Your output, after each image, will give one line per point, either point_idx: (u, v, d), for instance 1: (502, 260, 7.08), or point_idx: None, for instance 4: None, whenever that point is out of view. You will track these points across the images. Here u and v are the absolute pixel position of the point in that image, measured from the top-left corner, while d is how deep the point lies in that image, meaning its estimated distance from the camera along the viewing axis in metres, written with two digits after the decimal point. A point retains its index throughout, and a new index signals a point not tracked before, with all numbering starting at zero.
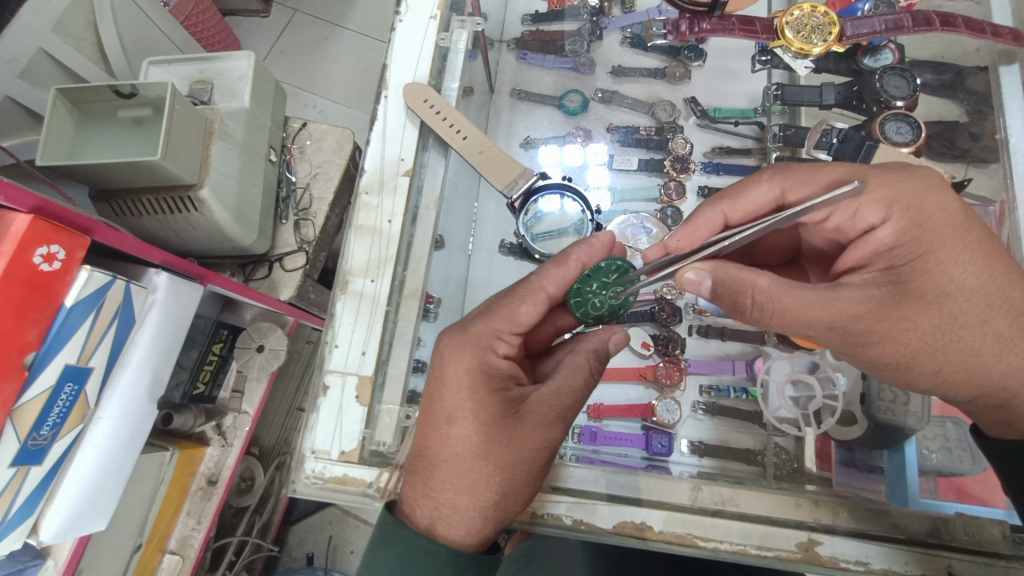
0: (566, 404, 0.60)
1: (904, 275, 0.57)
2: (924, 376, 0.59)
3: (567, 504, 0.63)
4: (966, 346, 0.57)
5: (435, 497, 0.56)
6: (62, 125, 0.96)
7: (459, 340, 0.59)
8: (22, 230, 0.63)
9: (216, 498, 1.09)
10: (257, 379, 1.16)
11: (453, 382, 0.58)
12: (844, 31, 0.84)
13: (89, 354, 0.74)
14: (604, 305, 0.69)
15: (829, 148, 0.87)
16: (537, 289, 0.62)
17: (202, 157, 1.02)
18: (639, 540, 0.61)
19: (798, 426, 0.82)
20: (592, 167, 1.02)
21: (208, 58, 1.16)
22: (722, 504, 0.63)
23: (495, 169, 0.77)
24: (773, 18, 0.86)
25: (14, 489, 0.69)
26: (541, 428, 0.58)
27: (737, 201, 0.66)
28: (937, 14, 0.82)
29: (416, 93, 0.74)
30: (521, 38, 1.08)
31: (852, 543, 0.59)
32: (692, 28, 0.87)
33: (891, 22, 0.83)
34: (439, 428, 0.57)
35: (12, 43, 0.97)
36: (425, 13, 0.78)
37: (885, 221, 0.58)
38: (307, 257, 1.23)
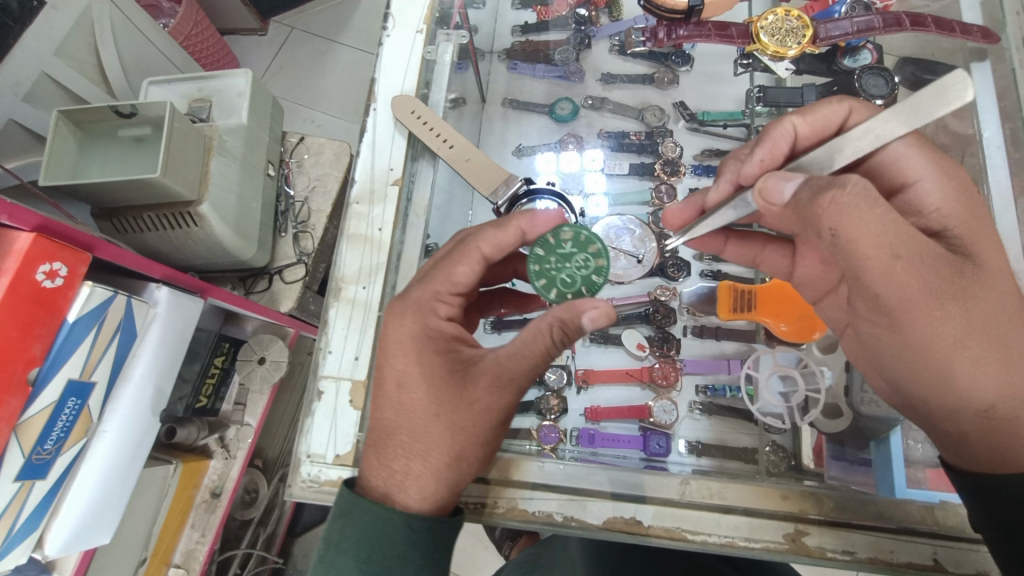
0: (517, 370, 0.58)
1: (962, 244, 0.58)
2: (957, 358, 0.55)
3: (558, 501, 0.64)
4: (998, 335, 0.56)
5: (395, 462, 0.59)
6: (64, 145, 0.99)
7: (403, 310, 0.62)
8: (24, 248, 0.65)
9: (220, 510, 1.10)
10: (258, 392, 1.17)
11: (401, 348, 0.61)
12: (817, 34, 0.85)
13: (91, 369, 0.75)
14: (574, 278, 0.67)
15: None
16: (473, 250, 0.64)
17: (201, 174, 1.04)
18: (628, 534, 0.62)
19: (784, 420, 0.84)
20: (588, 173, 1.03)
21: (206, 76, 1.18)
22: (709, 498, 0.64)
23: (482, 175, 0.77)
24: (748, 24, 0.88)
25: (18, 503, 0.70)
26: (490, 390, 0.58)
27: (810, 115, 0.67)
28: (908, 14, 0.83)
29: (404, 105, 0.76)
30: (511, 49, 1.10)
31: (841, 533, 0.61)
32: (670, 35, 0.88)
33: (862, 24, 0.84)
34: (393, 398, 0.60)
35: (15, 67, 1.00)
36: (413, 27, 0.80)
37: (928, 178, 0.61)
38: (307, 269, 1.26)
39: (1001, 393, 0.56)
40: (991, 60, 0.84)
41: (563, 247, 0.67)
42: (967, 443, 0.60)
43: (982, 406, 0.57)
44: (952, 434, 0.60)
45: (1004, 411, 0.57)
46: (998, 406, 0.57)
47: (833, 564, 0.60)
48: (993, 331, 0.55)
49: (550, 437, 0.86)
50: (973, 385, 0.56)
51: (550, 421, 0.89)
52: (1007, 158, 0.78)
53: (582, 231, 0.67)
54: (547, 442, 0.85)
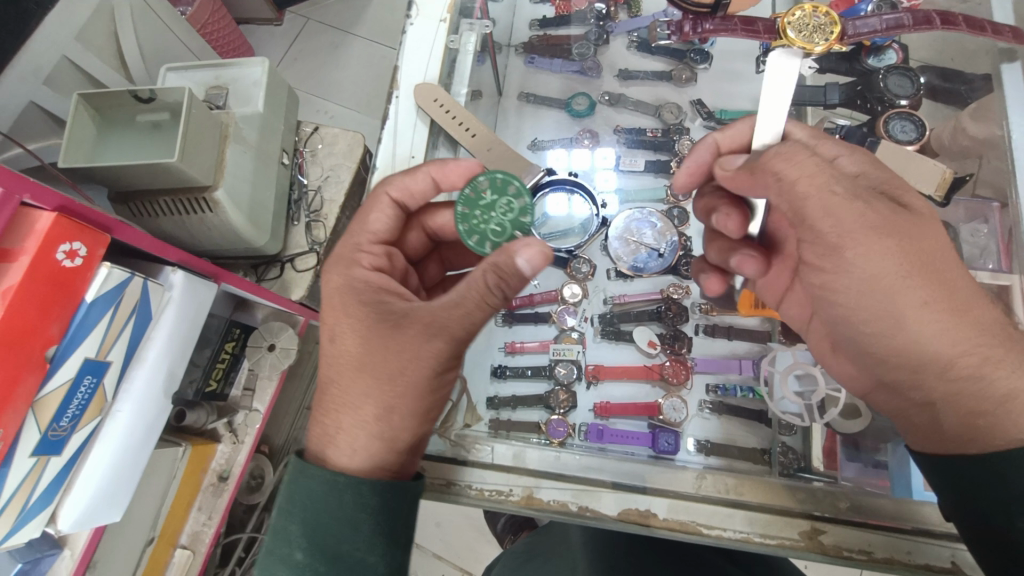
0: (448, 319, 0.58)
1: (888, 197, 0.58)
2: (911, 306, 0.55)
3: (573, 491, 0.64)
4: (944, 279, 0.56)
5: (337, 416, 0.61)
6: (83, 129, 1.00)
7: (333, 269, 0.66)
8: (46, 227, 0.65)
9: (227, 494, 1.11)
10: (268, 378, 1.18)
11: (331, 301, 0.65)
12: (847, 21, 0.78)
13: (107, 349, 0.76)
14: (503, 226, 0.67)
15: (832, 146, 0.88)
16: (382, 198, 0.71)
17: (217, 159, 1.04)
18: (642, 526, 0.62)
19: (800, 418, 0.82)
20: (600, 171, 1.02)
21: (223, 64, 1.19)
22: (725, 493, 0.64)
23: (501, 164, 0.76)
24: (775, 18, 0.84)
25: (34, 478, 0.70)
26: (416, 335, 0.58)
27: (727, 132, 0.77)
28: (937, 13, 0.81)
29: (426, 93, 0.76)
30: (529, 43, 1.09)
31: (854, 531, 0.61)
32: (695, 29, 0.87)
33: (891, 20, 0.79)
34: (327, 354, 0.63)
35: (38, 50, 1.01)
36: (435, 16, 0.80)
37: (841, 154, 0.60)
38: (318, 258, 1.26)
39: (956, 347, 0.55)
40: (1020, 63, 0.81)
41: (484, 196, 0.67)
42: (937, 419, 0.59)
43: (938, 362, 0.56)
44: (925, 407, 0.59)
45: (962, 368, 0.55)
46: (953, 360, 0.55)
47: (849, 563, 0.60)
48: (987, 323, 0.55)
49: (558, 431, 0.86)
50: (935, 344, 0.56)
51: (560, 415, 0.89)
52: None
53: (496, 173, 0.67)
54: (555, 437, 0.86)
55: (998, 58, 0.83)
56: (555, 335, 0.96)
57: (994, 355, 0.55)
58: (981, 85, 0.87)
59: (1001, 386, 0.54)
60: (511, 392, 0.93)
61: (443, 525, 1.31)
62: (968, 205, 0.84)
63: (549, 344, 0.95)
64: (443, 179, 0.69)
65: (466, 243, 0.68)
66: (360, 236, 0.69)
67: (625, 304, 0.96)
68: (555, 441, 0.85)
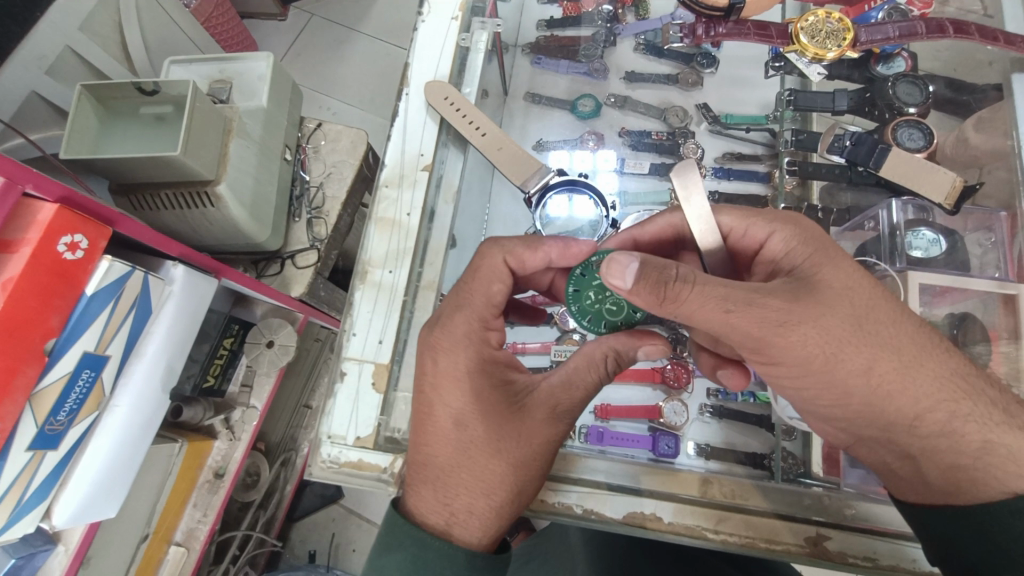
0: (568, 401, 0.62)
1: (806, 272, 0.59)
2: (855, 372, 0.56)
3: (579, 493, 0.64)
4: (883, 336, 0.56)
5: (453, 501, 0.57)
6: (86, 120, 0.99)
7: (448, 341, 0.61)
8: (48, 218, 0.65)
9: (223, 491, 1.10)
10: (266, 375, 1.17)
11: (448, 375, 0.60)
12: (857, 38, 0.85)
13: (106, 343, 0.76)
14: (619, 306, 0.70)
15: (842, 151, 0.88)
16: (501, 264, 0.65)
17: (220, 154, 1.04)
18: (644, 530, 0.62)
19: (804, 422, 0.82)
20: (602, 173, 1.00)
21: (228, 57, 1.18)
22: (731, 498, 0.64)
23: (513, 166, 0.77)
24: (787, 24, 0.88)
25: (30, 472, 0.70)
26: (545, 421, 0.60)
27: (643, 226, 0.75)
28: (952, 21, 0.82)
29: (437, 90, 0.76)
30: (537, 43, 1.09)
31: (855, 538, 0.61)
32: (708, 32, 0.88)
33: (905, 29, 0.83)
34: (447, 435, 0.58)
35: (42, 40, 1.00)
36: (447, 14, 0.80)
37: (773, 232, 0.65)
38: (319, 255, 1.26)
39: (921, 402, 0.56)
40: None
41: (598, 278, 0.70)
42: (920, 473, 0.58)
43: (905, 420, 0.57)
44: (902, 466, 0.59)
45: (930, 426, 0.56)
46: (923, 416, 0.56)
47: (853, 570, 0.60)
48: (953, 367, 0.57)
49: None
50: (899, 408, 0.56)
51: None
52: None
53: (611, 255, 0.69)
54: None
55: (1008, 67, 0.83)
56: (556, 337, 0.96)
57: (960, 406, 0.56)
58: (989, 94, 0.88)
59: (975, 439, 0.55)
60: None
61: None
62: (976, 214, 0.84)
63: (551, 346, 0.94)
64: (558, 258, 0.68)
65: (580, 323, 0.71)
66: (474, 307, 0.63)
67: None
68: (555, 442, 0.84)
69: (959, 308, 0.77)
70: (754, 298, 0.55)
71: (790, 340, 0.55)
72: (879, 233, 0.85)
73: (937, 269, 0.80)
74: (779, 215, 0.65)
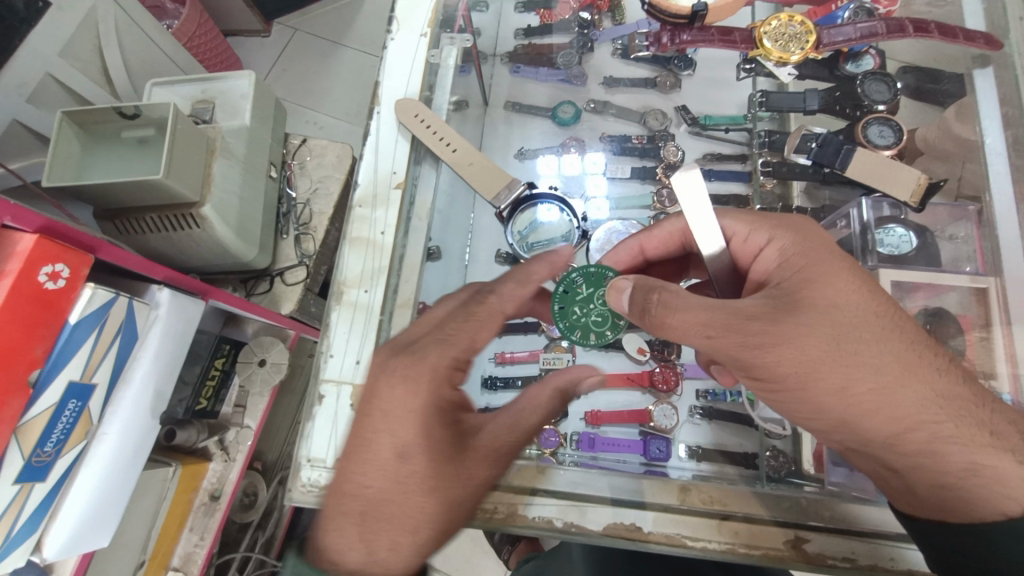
0: (511, 441, 0.65)
1: (794, 287, 0.61)
2: (830, 392, 0.57)
3: (559, 506, 0.63)
4: (864, 359, 0.56)
5: (378, 534, 0.57)
6: (68, 146, 0.99)
7: (411, 372, 0.58)
8: (27, 249, 0.65)
9: (220, 513, 1.09)
10: (259, 394, 1.16)
11: (397, 410, 0.57)
12: (821, 39, 0.86)
13: (92, 371, 0.75)
14: (602, 316, 0.78)
15: (808, 153, 0.89)
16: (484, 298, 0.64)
17: (204, 175, 1.04)
18: (631, 541, 0.62)
19: (782, 428, 0.84)
20: (591, 176, 1.03)
21: (210, 78, 1.19)
22: (709, 504, 0.65)
23: (485, 181, 0.78)
24: (751, 29, 0.88)
25: (18, 505, 0.69)
26: (485, 463, 0.61)
27: (651, 232, 0.80)
28: (911, 20, 0.84)
29: (408, 108, 0.76)
30: (514, 52, 1.10)
31: (836, 540, 0.61)
32: (673, 39, 0.88)
33: (866, 30, 0.84)
34: (387, 467, 0.57)
35: (20, 68, 1.00)
36: (416, 30, 0.80)
37: (770, 241, 0.67)
38: (308, 271, 1.26)
39: (899, 423, 0.55)
40: (994, 67, 0.83)
41: (580, 294, 0.78)
42: (910, 485, 0.59)
43: (883, 439, 0.57)
44: (889, 478, 0.61)
45: (911, 445, 0.56)
46: (902, 436, 0.56)
47: (834, 572, 0.60)
48: (941, 389, 0.56)
49: (551, 441, 0.86)
50: (875, 427, 0.56)
51: (551, 425, 0.89)
52: (1008, 164, 0.77)
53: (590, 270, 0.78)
54: (548, 446, 0.85)
55: (972, 62, 0.85)
56: (545, 344, 0.96)
57: (944, 429, 0.55)
58: (956, 88, 0.88)
59: (959, 458, 0.54)
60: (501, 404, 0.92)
61: None
62: (945, 209, 0.84)
63: (539, 353, 0.95)
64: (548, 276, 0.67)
65: (570, 337, 0.78)
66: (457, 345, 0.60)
67: None
68: (547, 452, 0.84)
69: (935, 303, 0.78)
70: (734, 323, 0.58)
71: (765, 360, 0.57)
72: (852, 231, 0.86)
73: (912, 265, 0.80)
74: (782, 222, 0.67)
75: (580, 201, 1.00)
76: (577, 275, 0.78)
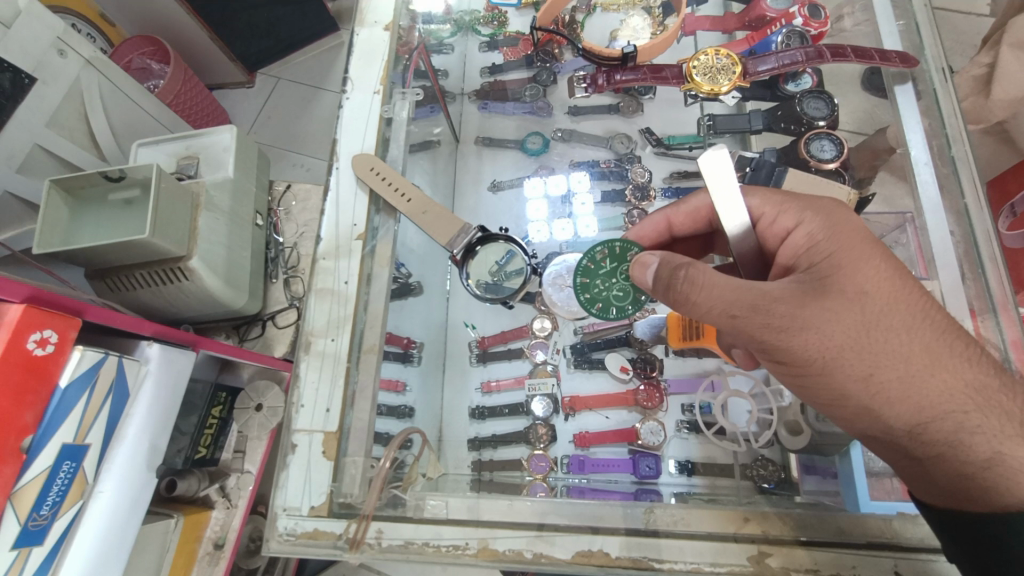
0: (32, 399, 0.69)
1: (823, 272, 0.61)
2: (855, 380, 0.58)
3: (527, 538, 0.63)
4: (893, 348, 0.57)
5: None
6: (56, 212, 1.02)
7: None
8: (14, 319, 0.67)
9: (223, 563, 1.04)
10: (258, 438, 1.16)
11: None
12: (747, 69, 0.93)
13: (85, 431, 0.76)
14: (625, 292, 0.79)
15: (744, 176, 0.92)
16: None
17: (190, 229, 1.07)
18: (596, 568, 0.61)
19: (740, 441, 0.87)
20: (578, 194, 1.05)
21: (192, 134, 1.23)
22: (675, 525, 0.64)
23: (438, 227, 0.79)
24: (682, 64, 0.96)
25: (16, 571, 0.69)
26: None
27: (678, 207, 0.81)
28: (829, 47, 0.91)
29: (364, 163, 0.80)
30: (481, 89, 1.14)
31: (802, 552, 0.61)
32: (609, 79, 0.98)
33: (787, 59, 0.92)
34: None
35: (9, 141, 1.04)
36: (370, 89, 0.84)
37: (800, 224, 0.67)
38: (298, 312, 1.29)
39: (925, 412, 0.57)
40: (911, 84, 0.89)
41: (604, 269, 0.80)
42: (928, 474, 0.59)
43: (907, 428, 0.58)
44: (910, 468, 0.60)
45: (935, 434, 0.57)
46: (926, 423, 0.57)
47: None
48: (970, 379, 0.57)
49: (540, 466, 0.88)
50: (899, 415, 0.57)
51: (540, 450, 0.91)
52: (934, 174, 0.83)
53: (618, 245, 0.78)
54: (539, 472, 0.87)
55: (890, 81, 0.91)
56: (528, 370, 0.98)
57: (970, 419, 0.56)
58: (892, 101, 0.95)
59: (983, 448, 0.55)
60: (491, 432, 0.94)
61: None
62: (890, 217, 0.89)
63: (524, 380, 0.96)
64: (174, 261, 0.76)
65: (591, 310, 0.80)
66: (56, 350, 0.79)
67: (595, 332, 0.98)
68: (539, 476, 0.87)
69: None
70: (761, 305, 0.58)
71: (793, 344, 0.58)
72: None
73: None
74: (812, 205, 0.68)
75: (567, 220, 1.03)
76: (602, 250, 0.79)
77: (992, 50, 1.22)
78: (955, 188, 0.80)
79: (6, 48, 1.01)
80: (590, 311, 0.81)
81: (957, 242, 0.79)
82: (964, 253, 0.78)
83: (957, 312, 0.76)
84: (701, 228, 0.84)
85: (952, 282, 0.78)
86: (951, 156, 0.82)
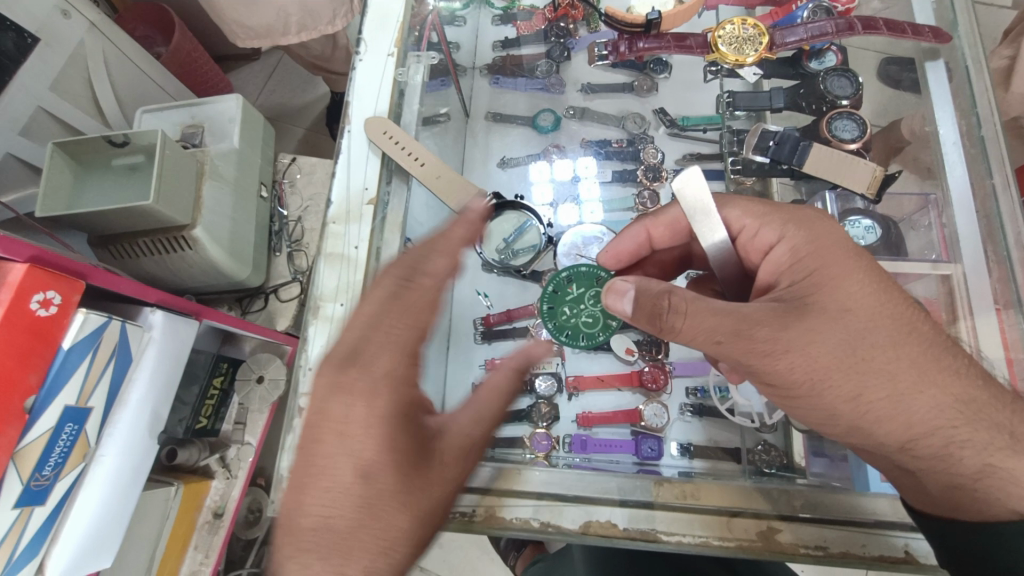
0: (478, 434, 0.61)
1: (804, 291, 0.60)
2: (844, 400, 0.56)
3: (535, 506, 0.63)
4: (880, 367, 0.56)
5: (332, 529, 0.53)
6: (60, 176, 1.01)
7: (362, 384, 0.55)
8: (18, 280, 0.64)
9: (223, 531, 1.06)
10: (258, 411, 1.15)
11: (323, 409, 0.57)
12: (774, 40, 0.92)
13: (87, 395, 0.75)
14: (592, 317, 0.85)
15: (766, 151, 0.93)
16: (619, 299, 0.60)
17: (194, 198, 1.05)
18: (605, 538, 0.62)
19: (752, 420, 0.88)
20: (583, 180, 1.05)
21: (197, 102, 1.21)
22: (684, 499, 0.64)
23: (453, 192, 0.78)
24: (706, 34, 0.95)
25: (16, 533, 0.68)
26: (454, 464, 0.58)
27: (657, 218, 0.78)
28: (859, 19, 0.89)
29: (377, 126, 0.78)
30: (493, 64, 1.11)
31: (808, 529, 0.61)
32: (631, 47, 0.96)
33: (816, 29, 0.90)
34: (350, 488, 0.53)
35: (13, 103, 1.03)
36: (383, 51, 0.83)
37: (781, 239, 0.65)
38: (301, 287, 1.29)
39: (915, 428, 0.56)
40: (945, 59, 0.88)
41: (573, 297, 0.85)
42: (921, 484, 0.58)
43: (898, 444, 0.57)
44: (900, 483, 0.61)
45: (925, 449, 0.56)
46: (916, 441, 0.56)
47: (806, 560, 0.60)
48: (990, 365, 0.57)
49: (542, 444, 0.88)
50: (888, 434, 0.56)
51: (542, 428, 0.91)
52: (961, 155, 0.82)
53: (582, 271, 0.85)
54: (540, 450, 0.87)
55: (923, 55, 0.90)
56: None
57: (960, 433, 0.55)
58: (910, 84, 0.92)
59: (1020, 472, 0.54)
60: None
61: (445, 546, 1.30)
62: (911, 199, 0.88)
63: (529, 358, 0.96)
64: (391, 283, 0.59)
65: (560, 337, 0.86)
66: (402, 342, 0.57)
67: None
68: (540, 455, 0.87)
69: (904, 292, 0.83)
70: (744, 330, 0.57)
71: (777, 367, 0.56)
72: None
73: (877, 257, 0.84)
74: (794, 217, 0.66)
75: (571, 204, 1.02)
76: (567, 277, 0.85)
77: (1013, 42, 1.20)
78: (984, 171, 0.79)
79: (9, 6, 0.98)
80: (567, 339, 0.86)
81: (982, 228, 0.77)
82: (987, 241, 0.76)
83: (979, 304, 0.75)
84: (678, 240, 0.81)
85: (973, 269, 0.77)
86: (980, 137, 0.80)
